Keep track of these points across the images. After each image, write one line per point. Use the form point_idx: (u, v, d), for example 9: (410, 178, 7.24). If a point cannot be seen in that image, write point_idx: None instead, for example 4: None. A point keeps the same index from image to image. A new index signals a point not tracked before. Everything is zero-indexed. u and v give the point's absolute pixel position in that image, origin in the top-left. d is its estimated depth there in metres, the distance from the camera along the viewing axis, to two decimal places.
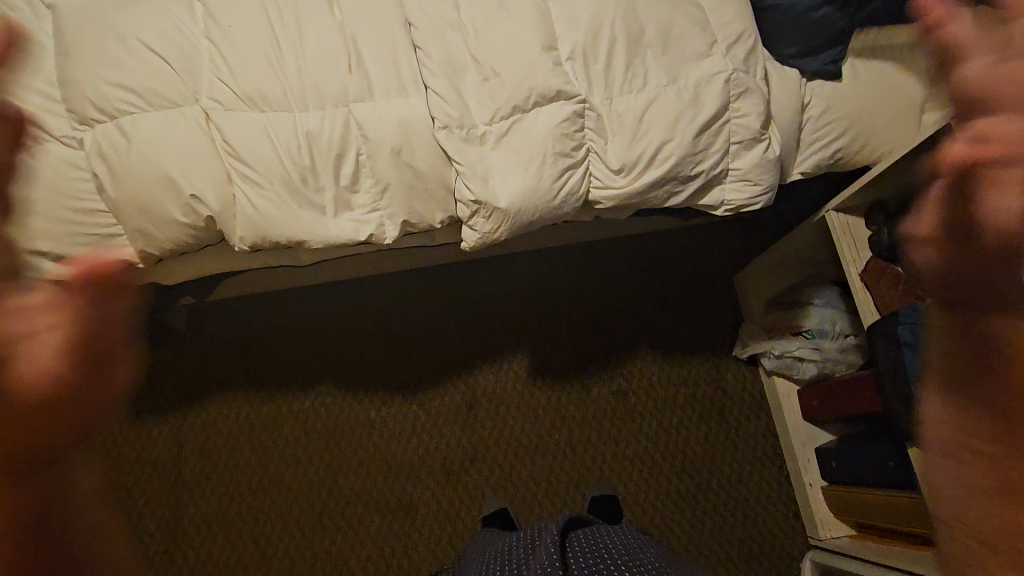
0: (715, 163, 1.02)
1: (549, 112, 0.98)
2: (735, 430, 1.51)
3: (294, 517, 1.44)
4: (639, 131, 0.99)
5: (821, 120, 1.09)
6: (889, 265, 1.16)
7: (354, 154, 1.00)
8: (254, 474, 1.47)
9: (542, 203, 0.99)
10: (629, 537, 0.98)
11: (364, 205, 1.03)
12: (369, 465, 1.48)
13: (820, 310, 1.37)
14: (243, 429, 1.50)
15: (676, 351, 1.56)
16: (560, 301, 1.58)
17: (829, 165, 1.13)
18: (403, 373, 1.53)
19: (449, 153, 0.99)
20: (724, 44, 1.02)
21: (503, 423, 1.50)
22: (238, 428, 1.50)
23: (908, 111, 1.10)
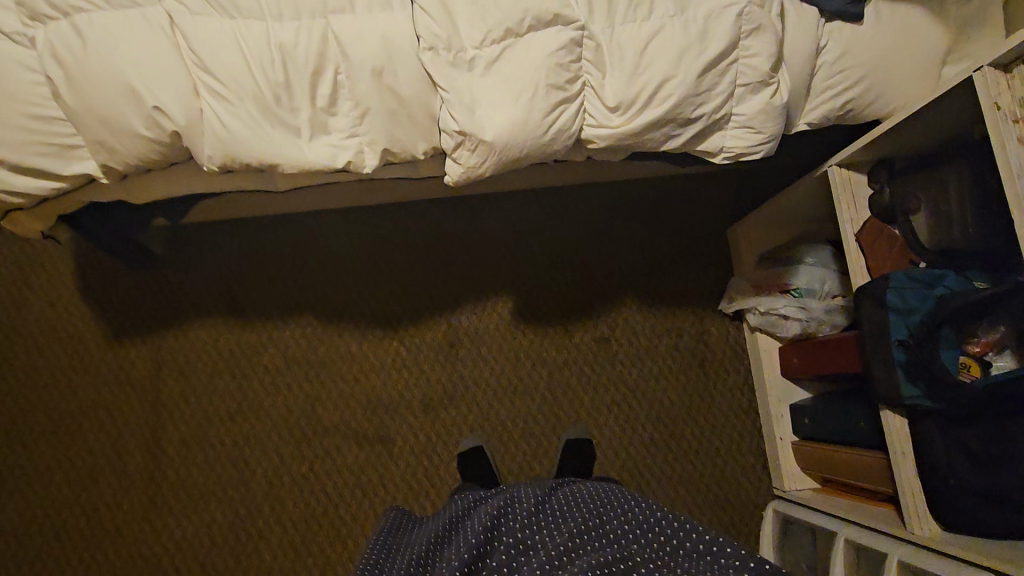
0: (718, 106, 0.95)
1: (544, 38, 0.91)
2: (713, 382, 1.52)
3: (272, 441, 1.46)
4: (640, 66, 0.92)
5: (835, 67, 1.01)
6: (886, 227, 1.11)
7: (332, 73, 0.93)
8: (234, 398, 1.47)
9: (530, 139, 0.93)
10: (625, 499, 0.93)
11: (342, 129, 0.97)
12: (348, 397, 1.48)
13: (808, 268, 1.37)
14: (222, 353, 1.49)
15: (662, 301, 1.54)
16: (549, 245, 1.54)
17: (837, 117, 1.07)
18: (384, 307, 1.51)
19: (434, 79, 0.92)
20: None
21: (484, 363, 1.50)
22: (216, 352, 1.49)
23: (929, 63, 1.02)
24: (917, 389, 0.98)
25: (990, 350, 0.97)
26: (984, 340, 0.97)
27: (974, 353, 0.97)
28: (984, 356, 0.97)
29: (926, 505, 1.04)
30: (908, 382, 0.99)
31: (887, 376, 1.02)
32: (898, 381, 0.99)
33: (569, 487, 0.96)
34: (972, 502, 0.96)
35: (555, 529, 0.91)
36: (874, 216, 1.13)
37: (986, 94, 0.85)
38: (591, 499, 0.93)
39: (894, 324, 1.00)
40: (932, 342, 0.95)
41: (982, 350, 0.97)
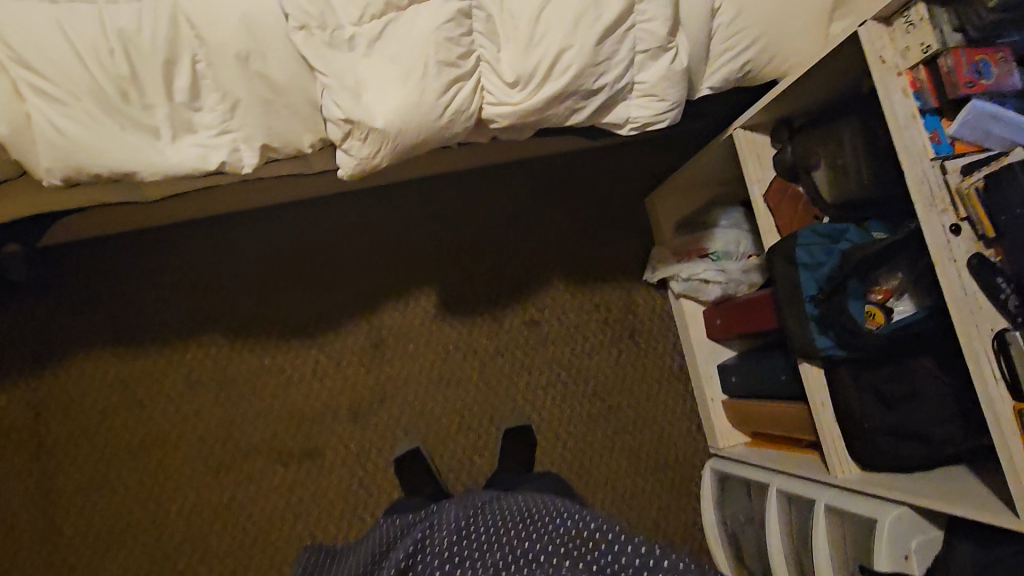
0: (619, 76, 0.91)
1: (428, 13, 0.82)
2: (645, 352, 1.53)
3: (187, 475, 1.33)
4: (535, 37, 0.85)
5: (731, 29, 1.00)
6: (791, 185, 1.15)
7: (189, 62, 0.81)
8: (134, 434, 1.32)
9: (425, 123, 0.85)
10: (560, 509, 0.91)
11: (211, 126, 0.85)
12: (267, 416, 1.37)
13: (724, 231, 1.40)
14: (114, 386, 1.33)
15: (587, 277, 1.52)
16: (466, 231, 1.48)
17: (738, 79, 1.06)
18: (296, 315, 1.40)
19: (311, 62, 0.82)
20: None
21: (412, 361, 1.43)
22: (106, 387, 1.32)
23: (819, 19, 1.03)
24: (829, 342, 1.01)
25: (890, 297, 1.00)
26: (884, 288, 1.00)
27: (876, 301, 1.00)
28: (886, 302, 1.00)
29: (845, 449, 1.09)
30: (821, 335, 1.01)
31: (802, 331, 1.04)
32: (813, 336, 1.02)
33: (501, 501, 0.95)
34: (885, 442, 1.00)
35: (480, 570, 0.85)
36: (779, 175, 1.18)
37: (871, 48, 0.84)
38: (520, 512, 0.91)
39: (805, 280, 1.03)
40: (841, 295, 0.97)
41: (883, 297, 1.00)
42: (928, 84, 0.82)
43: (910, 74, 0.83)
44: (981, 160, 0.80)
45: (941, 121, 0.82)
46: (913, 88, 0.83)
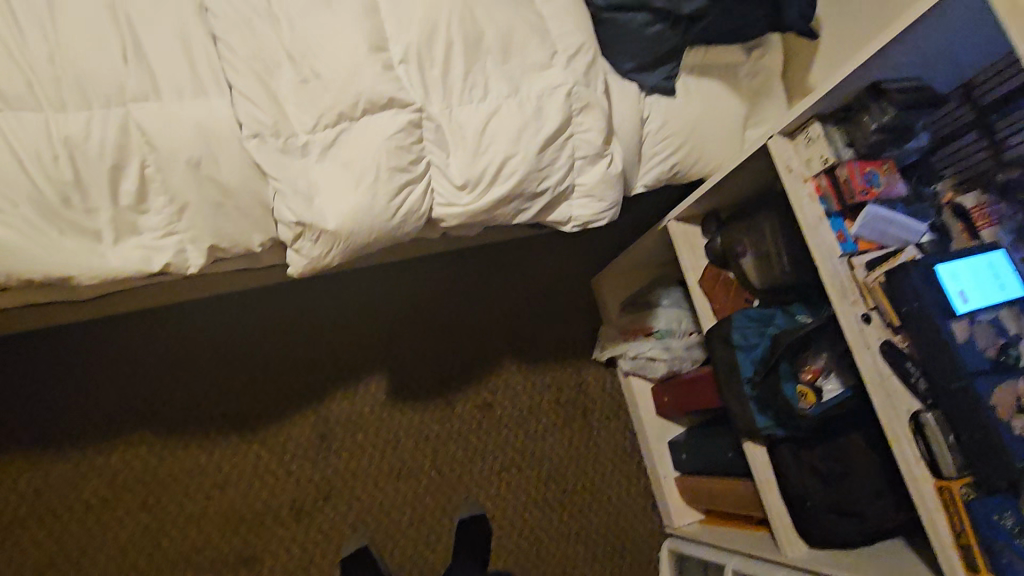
0: (560, 180, 0.97)
1: (379, 123, 0.87)
2: (598, 432, 1.53)
3: None
4: (481, 145, 0.92)
5: (659, 136, 1.11)
6: (722, 272, 1.25)
7: (137, 167, 0.81)
8: (45, 550, 1.19)
9: (376, 224, 0.88)
10: None
11: (156, 228, 0.84)
12: (200, 520, 1.27)
13: (666, 311, 1.47)
14: (25, 496, 1.20)
15: (539, 358, 1.54)
16: (417, 316, 1.48)
17: (667, 178, 1.16)
18: (237, 407, 1.34)
19: (263, 167, 0.85)
20: (565, 55, 0.97)
21: (361, 451, 1.38)
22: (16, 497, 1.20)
23: (734, 128, 1.15)
24: (767, 421, 1.06)
25: (818, 376, 1.06)
26: (813, 367, 1.06)
27: (807, 380, 1.05)
28: (815, 382, 1.05)
29: (792, 527, 1.11)
30: (760, 415, 1.06)
31: (743, 411, 1.09)
32: (753, 416, 1.06)
33: None
34: (827, 520, 1.03)
35: None
36: (711, 262, 1.27)
37: (780, 158, 0.94)
38: None
39: (742, 361, 1.08)
40: (774, 377, 1.03)
41: (812, 377, 1.05)
42: (829, 191, 0.92)
43: (815, 181, 0.93)
44: (882, 256, 0.90)
45: (845, 222, 0.91)
46: (818, 193, 0.93)
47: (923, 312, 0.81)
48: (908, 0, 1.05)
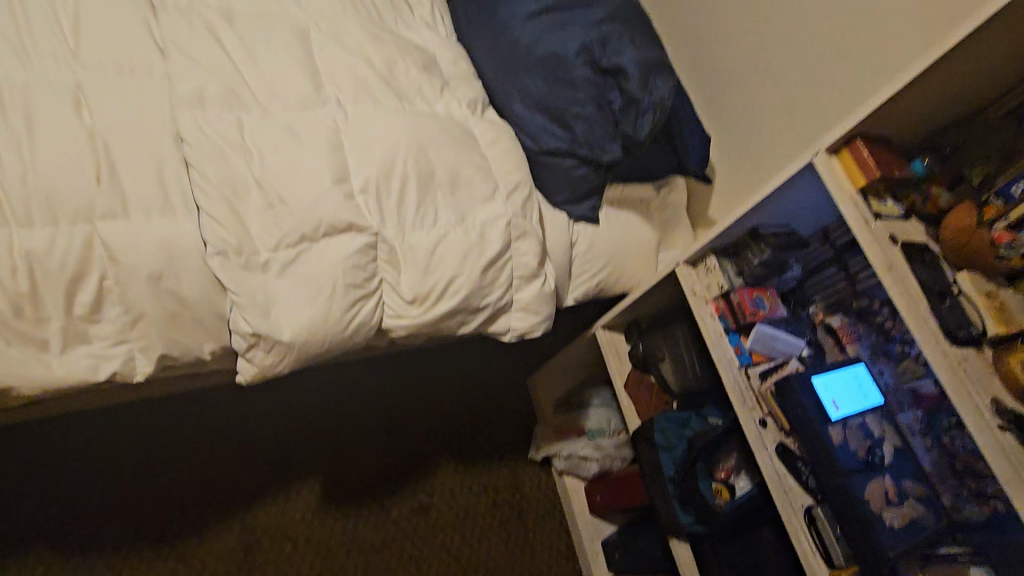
0: (500, 296, 1.09)
1: (338, 244, 0.96)
2: (533, 534, 1.54)
3: None
4: (431, 266, 1.02)
5: (586, 258, 1.27)
6: (643, 376, 1.36)
7: (96, 280, 0.85)
8: None
9: (329, 335, 0.95)
10: None
11: (107, 336, 0.87)
12: None
13: (596, 411, 1.58)
14: None
15: (476, 459, 1.57)
16: (356, 417, 1.50)
17: (594, 293, 1.31)
18: (157, 519, 1.27)
19: (223, 282, 0.90)
20: (505, 190, 1.13)
21: (288, 564, 1.32)
22: None
23: (649, 253, 1.34)
24: (688, 517, 1.14)
25: (731, 475, 1.16)
26: (725, 466, 1.17)
27: (721, 478, 1.16)
28: (728, 480, 1.15)
29: None
30: (682, 512, 1.14)
31: (667, 509, 1.17)
32: (676, 513, 1.14)
33: None
34: None
35: None
36: (634, 367, 1.40)
37: (686, 283, 1.12)
38: None
39: (664, 462, 1.17)
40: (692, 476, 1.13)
41: (725, 475, 1.16)
42: (726, 311, 1.09)
43: (714, 303, 1.11)
44: (770, 368, 1.06)
45: (741, 338, 1.08)
46: (717, 313, 1.10)
47: (807, 420, 0.95)
48: (775, 162, 1.31)
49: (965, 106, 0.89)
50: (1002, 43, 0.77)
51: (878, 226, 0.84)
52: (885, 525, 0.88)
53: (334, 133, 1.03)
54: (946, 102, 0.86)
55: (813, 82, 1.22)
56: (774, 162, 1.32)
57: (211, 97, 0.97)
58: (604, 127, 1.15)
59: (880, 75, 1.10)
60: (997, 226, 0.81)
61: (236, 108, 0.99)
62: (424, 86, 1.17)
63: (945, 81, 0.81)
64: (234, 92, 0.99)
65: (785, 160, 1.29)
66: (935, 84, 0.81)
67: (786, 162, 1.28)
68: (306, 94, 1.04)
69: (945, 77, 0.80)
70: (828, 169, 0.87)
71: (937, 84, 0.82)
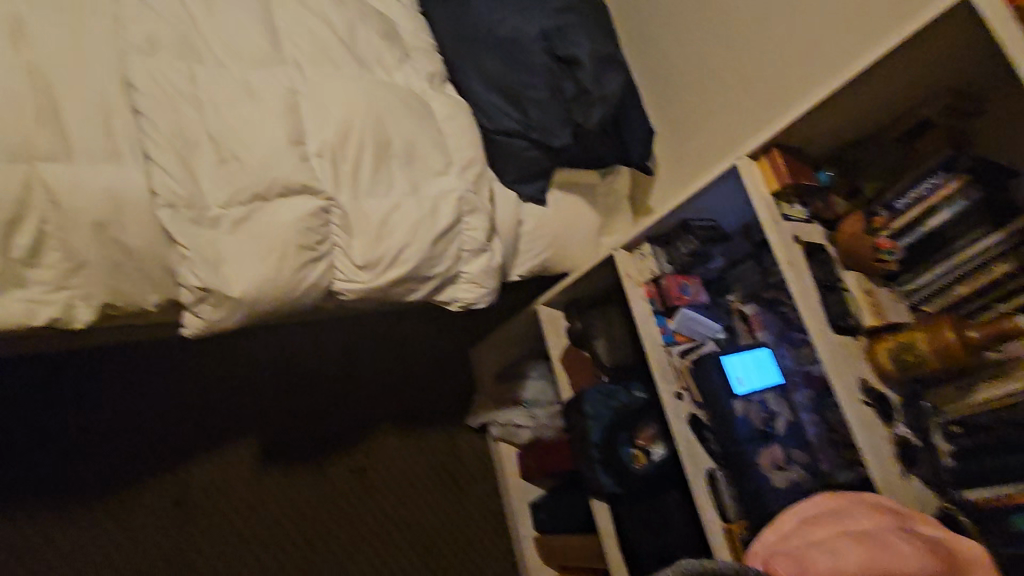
0: (448, 267, 1.14)
1: (291, 206, 0.98)
2: (467, 495, 1.63)
3: None
4: (383, 233, 1.05)
5: (531, 236, 1.33)
6: (579, 351, 1.46)
7: (35, 223, 0.83)
8: None
9: (278, 294, 0.96)
10: None
11: (46, 282, 0.86)
12: None
13: (533, 382, 1.65)
14: None
15: (413, 423, 1.62)
16: (295, 379, 1.51)
17: (537, 271, 1.38)
18: (88, 469, 1.27)
19: (172, 235, 0.90)
20: (459, 165, 1.17)
21: (222, 517, 1.35)
22: None
23: (590, 235, 1.43)
24: (609, 480, 1.24)
25: (648, 442, 1.27)
26: (644, 434, 1.27)
27: (639, 445, 1.27)
28: (645, 446, 1.26)
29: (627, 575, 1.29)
30: (604, 476, 1.24)
31: (591, 472, 1.27)
32: (599, 476, 1.25)
33: None
34: (653, 565, 1.23)
35: None
36: (570, 342, 1.49)
37: (621, 266, 1.21)
38: None
39: (591, 428, 1.27)
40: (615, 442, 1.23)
41: (643, 442, 1.27)
42: (654, 294, 1.19)
43: (646, 286, 1.20)
44: (689, 347, 1.17)
45: (666, 318, 1.19)
46: (647, 295, 1.20)
47: (716, 394, 1.06)
48: (708, 161, 1.43)
49: (870, 125, 1.00)
50: (903, 74, 0.88)
51: (785, 226, 0.95)
52: (771, 486, 1.01)
53: (292, 94, 1.03)
54: (854, 119, 0.97)
55: (747, 89, 1.32)
56: (707, 161, 1.43)
57: (164, 46, 0.96)
58: (556, 112, 1.20)
59: (807, 89, 1.22)
60: (882, 235, 0.98)
61: (190, 59, 0.98)
62: (385, 56, 1.18)
63: (853, 102, 0.93)
64: (188, 43, 0.98)
65: (717, 160, 1.40)
66: (844, 104, 0.92)
67: (717, 161, 1.40)
68: (264, 52, 1.04)
69: (853, 99, 0.91)
70: (749, 173, 0.98)
71: (847, 105, 0.93)
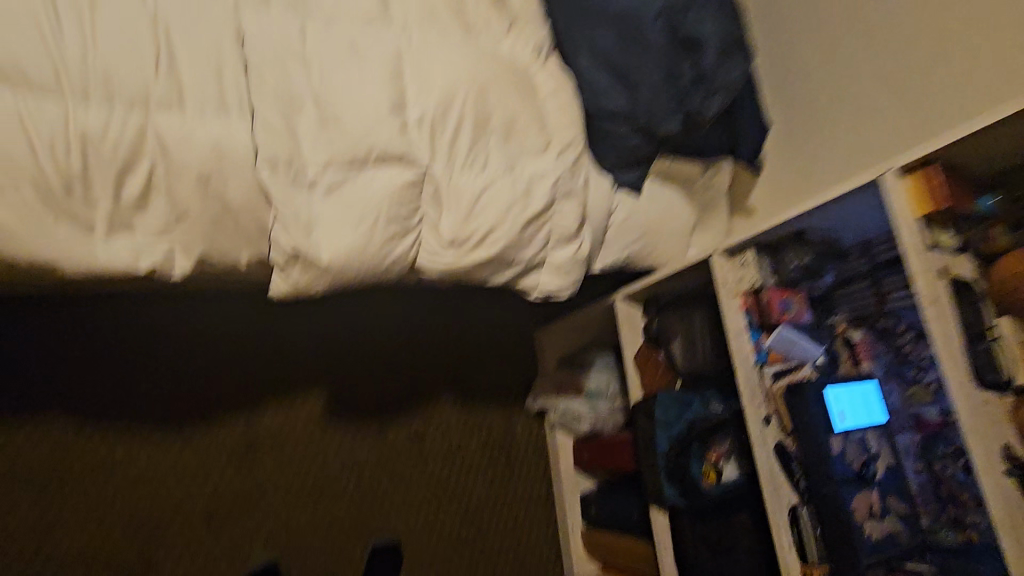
0: (534, 254, 1.10)
1: (385, 174, 0.95)
2: (518, 477, 1.62)
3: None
4: (473, 212, 1.02)
5: (621, 228, 1.25)
6: (654, 352, 1.39)
7: (146, 170, 0.85)
8: None
9: (365, 263, 0.95)
10: None
11: (151, 229, 0.87)
12: (105, 514, 1.24)
13: (598, 372, 1.61)
14: None
15: (473, 398, 1.61)
16: (364, 341, 1.53)
17: (622, 264, 1.31)
18: (168, 404, 1.32)
19: (270, 194, 0.90)
20: (557, 146, 1.11)
21: (286, 464, 1.40)
22: None
23: (683, 232, 1.33)
24: (672, 491, 1.18)
25: (721, 458, 1.19)
26: (718, 450, 1.19)
27: (712, 460, 1.18)
28: (718, 463, 1.18)
29: None
30: (667, 485, 1.19)
31: (654, 480, 1.22)
32: (661, 485, 1.20)
33: None
34: None
35: None
36: (646, 342, 1.42)
37: (719, 271, 1.10)
38: None
39: (659, 435, 1.22)
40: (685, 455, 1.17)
41: (716, 458, 1.19)
42: (752, 307, 1.09)
43: (744, 296, 1.09)
44: (784, 369, 1.06)
45: (761, 334, 1.08)
46: (744, 307, 1.09)
47: (810, 426, 0.97)
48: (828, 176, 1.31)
49: None
50: None
51: (927, 254, 0.84)
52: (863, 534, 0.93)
53: (397, 57, 0.99)
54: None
55: (892, 96, 1.18)
56: (826, 174, 1.31)
57: None
58: (668, 97, 1.11)
59: (969, 105, 1.07)
60: None
61: (300, 13, 0.95)
62: (492, 21, 1.12)
63: None
64: None
65: (839, 176, 1.28)
66: None
67: (839, 177, 1.28)
68: (372, 10, 1.00)
69: None
70: (896, 190, 0.85)
71: None
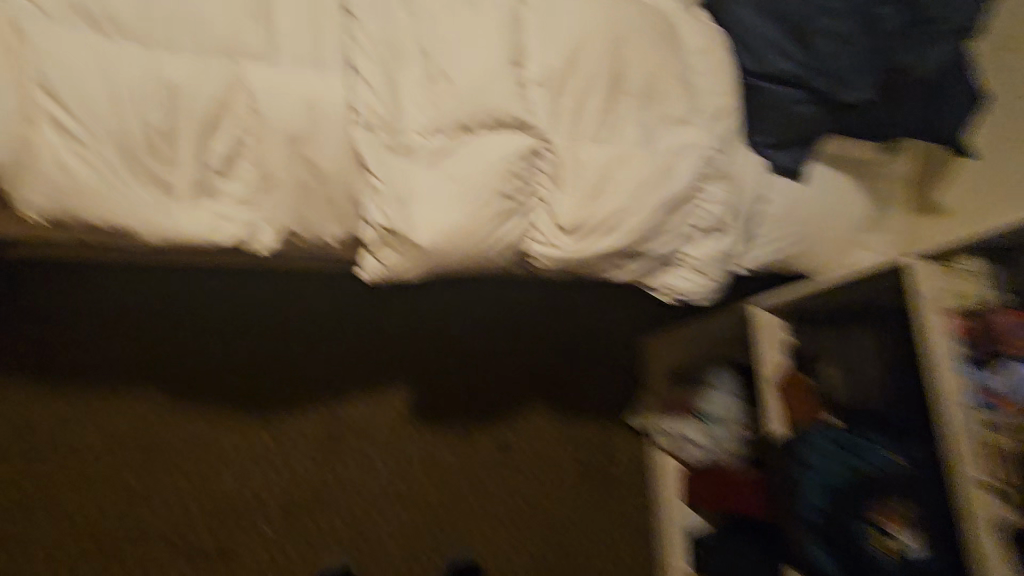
0: (668, 246, 0.90)
1: (496, 141, 0.80)
2: (616, 501, 1.42)
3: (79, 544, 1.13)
4: (599, 191, 0.83)
5: (774, 221, 1.00)
6: (804, 378, 1.10)
7: (233, 130, 0.74)
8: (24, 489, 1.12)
9: (468, 247, 0.80)
10: None
11: (236, 197, 0.77)
12: (185, 497, 1.19)
13: (715, 394, 1.34)
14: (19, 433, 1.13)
15: (569, 409, 1.43)
16: (454, 335, 1.39)
17: (769, 267, 1.05)
18: (251, 387, 1.26)
19: (364, 159, 0.76)
20: (703, 116, 0.90)
21: (366, 461, 1.29)
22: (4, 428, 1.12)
23: (850, 230, 1.07)
24: (824, 557, 0.97)
25: (890, 521, 0.92)
26: (884, 510, 0.93)
27: (874, 522, 0.93)
28: (884, 526, 0.92)
29: None
30: (815, 549, 0.98)
31: (797, 537, 1.01)
32: (807, 548, 0.99)
33: None
34: None
35: None
36: (792, 365, 1.13)
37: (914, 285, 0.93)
38: None
39: (803, 487, 0.99)
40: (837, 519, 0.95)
41: (881, 520, 0.93)
42: (962, 333, 0.91)
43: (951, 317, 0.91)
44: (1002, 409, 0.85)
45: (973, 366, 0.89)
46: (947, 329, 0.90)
47: None
48: None
49: None
50: None
51: None
52: None
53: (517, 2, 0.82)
54: None
55: None
56: None
57: None
58: (857, 53, 0.86)
59: None
60: None
61: None
62: None
63: None
64: None
65: None
66: None
67: None
68: None
69: None
70: None
71: None
